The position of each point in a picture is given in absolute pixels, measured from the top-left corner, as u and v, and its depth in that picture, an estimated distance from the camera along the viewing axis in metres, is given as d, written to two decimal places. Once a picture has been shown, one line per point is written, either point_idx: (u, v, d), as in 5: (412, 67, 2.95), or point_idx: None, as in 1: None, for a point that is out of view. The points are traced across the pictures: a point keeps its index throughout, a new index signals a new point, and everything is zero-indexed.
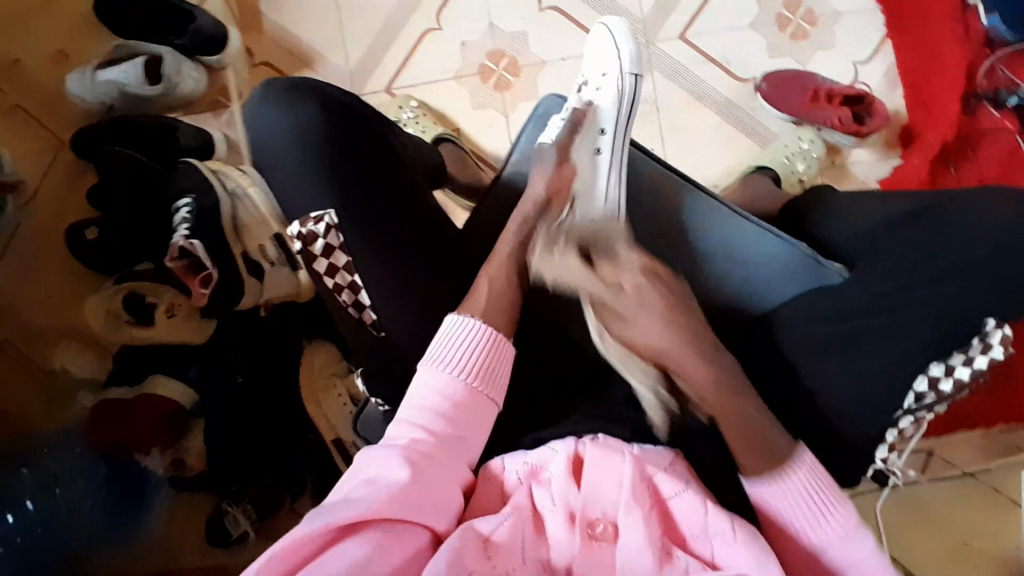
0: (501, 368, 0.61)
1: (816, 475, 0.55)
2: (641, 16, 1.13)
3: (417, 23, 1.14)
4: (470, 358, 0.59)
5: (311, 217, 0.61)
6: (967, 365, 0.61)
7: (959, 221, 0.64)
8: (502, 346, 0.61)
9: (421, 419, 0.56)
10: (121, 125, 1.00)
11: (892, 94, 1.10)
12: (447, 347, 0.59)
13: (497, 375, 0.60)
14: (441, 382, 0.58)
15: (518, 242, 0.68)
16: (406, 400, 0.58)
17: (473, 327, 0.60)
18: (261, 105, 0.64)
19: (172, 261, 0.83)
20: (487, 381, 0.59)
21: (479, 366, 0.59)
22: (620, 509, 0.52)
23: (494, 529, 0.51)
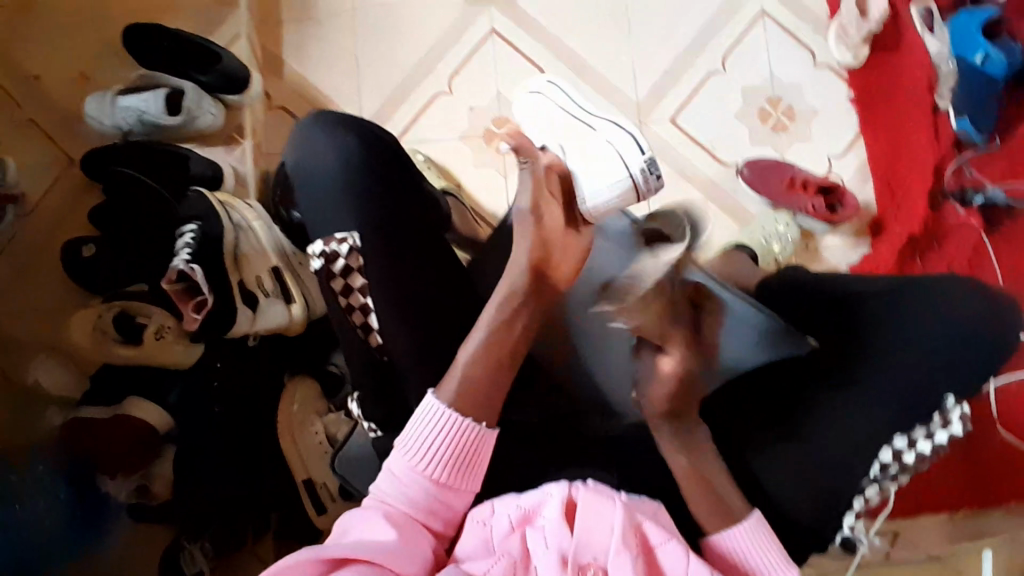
0: (475, 462, 0.61)
1: (767, 537, 0.60)
2: (636, 98, 1.22)
3: (429, 85, 1.22)
4: (438, 449, 0.60)
5: (335, 238, 0.67)
6: (927, 439, 0.64)
7: (931, 300, 0.68)
8: (479, 436, 0.61)
9: (397, 494, 0.59)
10: (134, 148, 1.03)
11: (863, 185, 1.20)
12: (418, 431, 0.61)
13: (468, 470, 0.61)
14: (408, 472, 0.60)
15: (490, 331, 0.63)
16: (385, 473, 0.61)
17: (438, 413, 0.61)
18: (310, 132, 0.71)
19: (168, 283, 0.84)
20: (456, 475, 0.60)
21: (450, 454, 0.60)
22: (610, 556, 0.52)
23: (485, 574, 0.53)
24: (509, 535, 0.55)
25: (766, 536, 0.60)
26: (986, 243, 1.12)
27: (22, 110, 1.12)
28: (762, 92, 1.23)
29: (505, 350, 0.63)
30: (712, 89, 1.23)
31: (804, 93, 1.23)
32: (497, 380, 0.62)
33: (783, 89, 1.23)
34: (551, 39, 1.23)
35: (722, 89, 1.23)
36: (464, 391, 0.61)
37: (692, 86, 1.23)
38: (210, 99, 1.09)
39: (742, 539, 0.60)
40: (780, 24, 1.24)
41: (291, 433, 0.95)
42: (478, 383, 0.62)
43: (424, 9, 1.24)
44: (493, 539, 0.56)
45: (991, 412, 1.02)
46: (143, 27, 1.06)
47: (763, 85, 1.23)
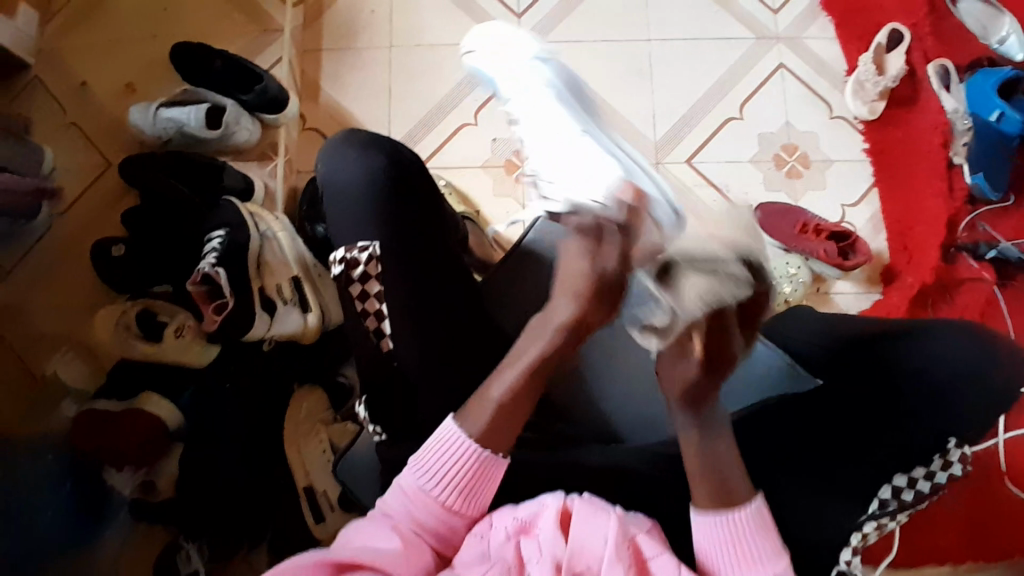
0: (486, 488, 0.60)
1: (763, 525, 0.58)
2: (654, 138, 1.26)
3: (456, 115, 1.27)
4: (455, 473, 0.59)
5: (357, 246, 0.70)
6: (927, 479, 0.64)
7: (939, 331, 0.70)
8: (493, 462, 0.61)
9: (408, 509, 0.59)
10: (171, 156, 1.07)
11: (876, 236, 1.21)
12: (438, 455, 0.60)
13: (477, 498, 0.60)
14: (418, 492, 0.59)
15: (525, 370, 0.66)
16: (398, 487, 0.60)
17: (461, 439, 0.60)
18: (340, 148, 0.75)
19: (193, 285, 0.89)
20: (466, 499, 0.59)
21: (466, 480, 0.60)
22: (604, 564, 0.53)
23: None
24: (504, 543, 0.55)
25: (760, 523, 0.58)
26: (998, 297, 1.13)
27: (68, 115, 1.19)
28: (777, 139, 1.26)
29: (538, 367, 0.66)
30: (729, 134, 1.26)
31: (819, 142, 1.26)
32: (524, 394, 0.65)
33: (799, 137, 1.26)
34: (575, 78, 1.29)
35: (738, 134, 1.26)
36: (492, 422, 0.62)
37: (710, 130, 1.26)
38: (248, 117, 1.14)
39: (731, 530, 0.58)
40: (798, 76, 1.29)
41: (295, 441, 0.98)
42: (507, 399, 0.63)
43: (457, 45, 1.30)
44: (489, 549, 0.56)
45: (999, 466, 1.01)
46: (188, 45, 1.13)
47: (779, 133, 1.26)
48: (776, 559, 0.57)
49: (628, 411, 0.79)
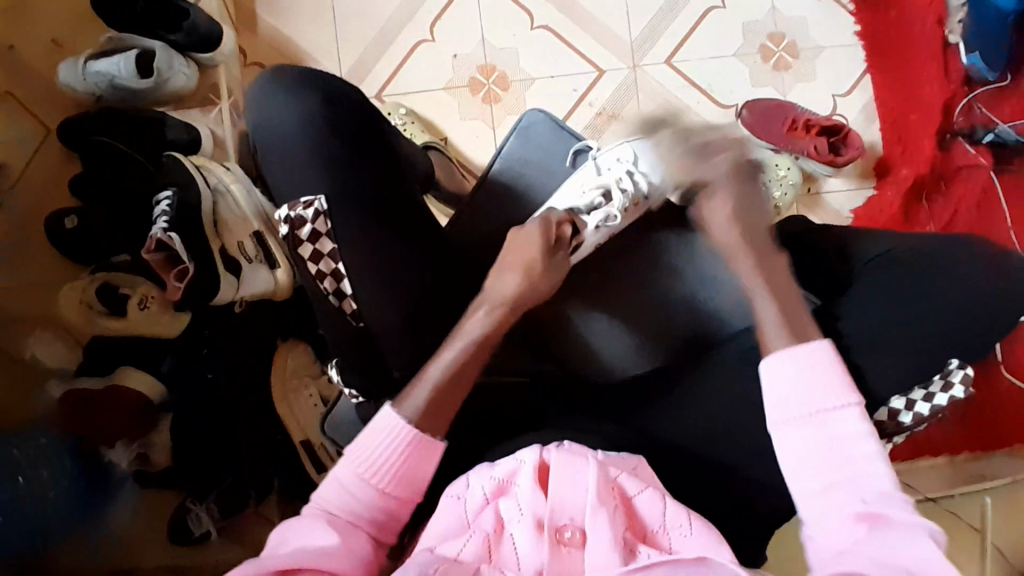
0: (421, 474, 0.59)
1: (835, 362, 0.60)
2: (630, 38, 1.15)
3: (410, 33, 1.16)
4: (387, 461, 0.58)
5: (301, 203, 0.64)
6: (926, 400, 0.67)
7: (950, 252, 0.68)
8: (428, 449, 0.59)
9: (344, 503, 0.57)
10: (105, 115, 0.99)
11: (869, 126, 1.14)
12: (373, 447, 0.58)
13: (416, 480, 0.58)
14: (359, 483, 0.57)
15: (470, 340, 0.65)
16: (328, 482, 0.58)
17: (398, 429, 0.59)
18: (267, 91, 0.68)
19: (147, 254, 0.81)
20: (405, 485, 0.58)
21: (399, 469, 0.58)
22: (586, 515, 0.53)
23: (459, 551, 0.53)
24: (484, 507, 0.56)
25: (830, 356, 0.60)
26: (995, 182, 1.07)
27: None
28: (763, 28, 1.15)
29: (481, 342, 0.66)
30: (710, 27, 1.15)
31: (809, 27, 1.15)
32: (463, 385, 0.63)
33: (786, 24, 1.15)
34: None
35: (722, 26, 1.15)
36: (442, 390, 0.62)
37: (690, 23, 1.15)
38: (181, 58, 1.04)
39: (806, 366, 0.60)
40: None
41: (286, 398, 0.98)
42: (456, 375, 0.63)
43: None
44: (467, 514, 0.56)
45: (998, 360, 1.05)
46: None
47: (765, 21, 1.15)
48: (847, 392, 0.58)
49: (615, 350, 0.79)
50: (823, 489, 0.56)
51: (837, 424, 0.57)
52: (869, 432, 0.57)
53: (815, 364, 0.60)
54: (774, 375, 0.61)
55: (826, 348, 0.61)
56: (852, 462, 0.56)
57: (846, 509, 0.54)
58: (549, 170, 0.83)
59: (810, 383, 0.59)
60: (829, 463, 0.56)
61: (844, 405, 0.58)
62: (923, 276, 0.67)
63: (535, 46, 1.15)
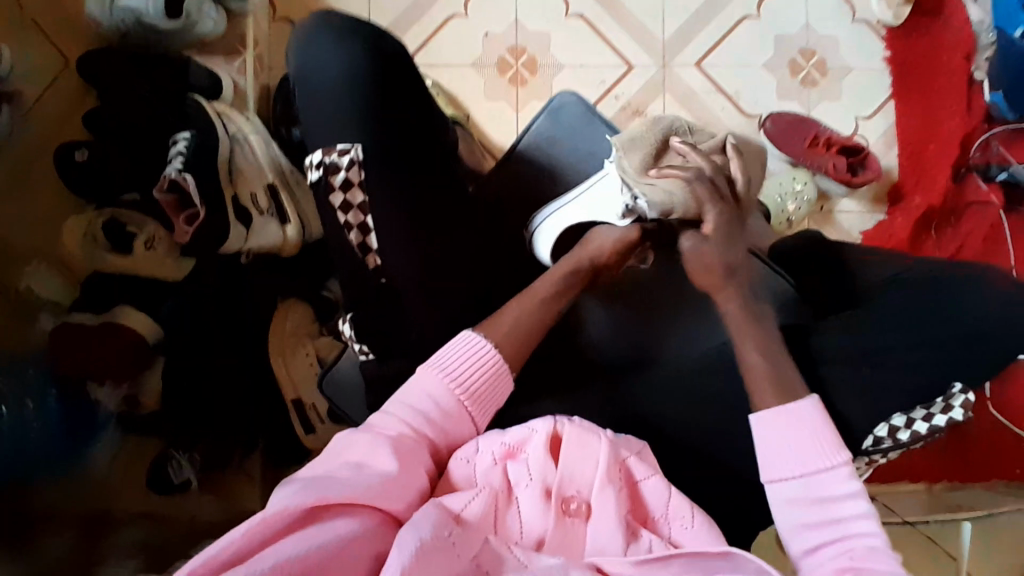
0: (494, 397, 0.63)
1: (823, 418, 0.60)
2: (663, 37, 1.15)
3: (444, 7, 1.15)
4: (468, 377, 0.62)
5: (337, 149, 0.64)
6: (926, 419, 0.67)
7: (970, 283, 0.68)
8: (504, 377, 0.64)
9: (408, 418, 0.58)
10: (132, 55, 0.97)
11: (888, 152, 1.15)
12: (454, 361, 0.62)
13: (489, 403, 0.62)
14: (436, 396, 0.60)
15: (558, 285, 0.71)
16: (397, 397, 0.60)
17: (481, 348, 0.63)
18: (312, 38, 0.67)
19: (159, 193, 0.82)
20: (480, 406, 0.61)
21: (476, 389, 0.62)
22: (594, 490, 0.55)
23: (464, 508, 0.53)
24: (491, 468, 0.56)
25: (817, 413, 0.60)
26: (1004, 222, 1.08)
27: None
28: (795, 42, 1.16)
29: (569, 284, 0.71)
30: (744, 34, 1.15)
31: (839, 48, 1.16)
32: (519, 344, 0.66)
33: (817, 42, 1.16)
34: None
35: (755, 35, 1.16)
36: (516, 335, 0.66)
37: (724, 29, 1.15)
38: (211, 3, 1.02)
39: (792, 423, 0.60)
40: None
41: (284, 356, 0.98)
42: (509, 326, 0.66)
43: None
44: (475, 474, 0.56)
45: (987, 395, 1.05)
46: None
47: (797, 36, 1.16)
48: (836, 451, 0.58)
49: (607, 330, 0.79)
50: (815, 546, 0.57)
51: (828, 484, 0.57)
52: (858, 489, 0.57)
53: (799, 419, 0.60)
54: (762, 439, 0.61)
55: (811, 404, 0.61)
56: (860, 538, 0.55)
57: (832, 564, 0.55)
58: (576, 147, 0.87)
59: (801, 442, 0.59)
60: (829, 538, 0.56)
61: (833, 465, 0.58)
62: (923, 302, 0.68)
63: (567, 33, 1.15)
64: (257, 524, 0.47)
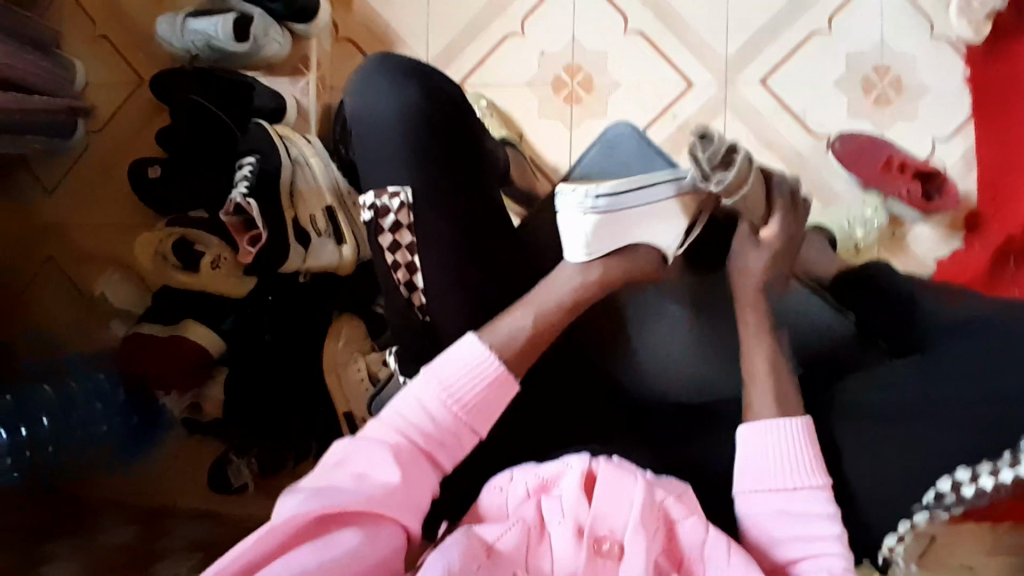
0: (495, 407, 0.60)
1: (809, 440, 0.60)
2: (725, 53, 1.11)
3: (501, 24, 1.15)
4: (468, 389, 0.59)
5: (388, 191, 0.66)
6: (992, 476, 0.57)
7: None
8: (506, 385, 0.61)
9: (403, 426, 0.58)
10: (199, 75, 1.01)
11: (967, 175, 1.07)
12: (453, 368, 0.59)
13: (490, 411, 0.60)
14: (439, 404, 0.58)
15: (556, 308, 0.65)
16: (395, 400, 0.59)
17: (483, 357, 0.60)
18: (368, 76, 0.68)
19: (226, 215, 0.87)
20: (477, 415, 0.59)
21: (474, 400, 0.59)
22: (627, 533, 0.54)
23: (498, 538, 0.54)
24: (524, 501, 0.57)
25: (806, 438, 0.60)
26: None
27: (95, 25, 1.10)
28: (868, 58, 1.09)
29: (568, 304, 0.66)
30: (813, 50, 1.10)
31: (918, 64, 1.09)
32: (528, 352, 0.62)
33: (893, 58, 1.09)
34: None
35: (824, 51, 1.10)
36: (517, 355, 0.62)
37: (789, 46, 1.10)
38: (277, 27, 1.06)
39: (772, 442, 0.60)
40: None
41: (335, 369, 0.98)
42: (522, 341, 0.62)
43: None
44: (508, 504, 0.57)
45: None
46: None
47: (871, 52, 1.09)
48: (813, 472, 0.59)
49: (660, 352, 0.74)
50: (781, 538, 0.58)
51: (806, 502, 0.58)
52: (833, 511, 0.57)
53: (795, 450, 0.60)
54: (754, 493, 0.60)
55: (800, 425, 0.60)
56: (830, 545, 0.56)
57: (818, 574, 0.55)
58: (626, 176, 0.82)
59: (787, 466, 0.59)
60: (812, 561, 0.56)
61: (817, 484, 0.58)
62: None
63: (625, 51, 1.12)
64: (264, 537, 0.50)
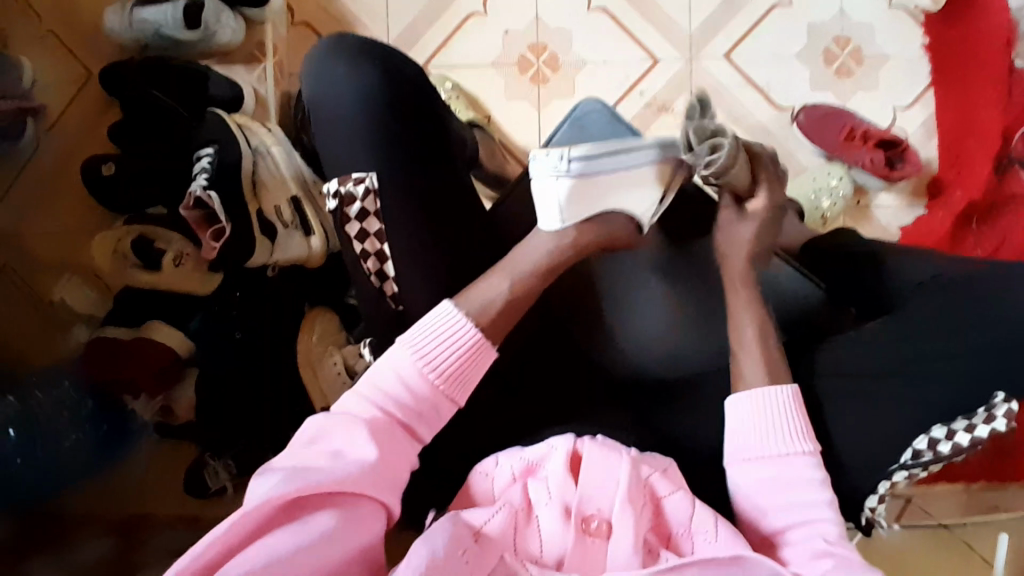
0: (473, 375, 0.59)
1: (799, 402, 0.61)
2: (689, 28, 1.11)
3: (463, 4, 1.13)
4: (447, 359, 0.58)
5: (352, 178, 0.64)
6: (968, 431, 0.60)
7: None
8: (484, 352, 0.60)
9: (378, 400, 0.57)
10: (150, 69, 0.97)
11: (928, 141, 1.10)
12: (430, 338, 0.58)
13: (469, 380, 0.59)
14: (417, 376, 0.57)
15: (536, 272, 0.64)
16: (369, 373, 0.58)
17: (460, 325, 0.59)
18: (325, 57, 0.65)
19: (186, 210, 0.83)
20: (455, 384, 0.58)
21: (454, 370, 0.58)
22: (614, 509, 0.54)
23: (485, 522, 0.54)
24: (511, 485, 0.57)
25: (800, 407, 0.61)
26: None
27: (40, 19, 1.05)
28: (829, 30, 1.10)
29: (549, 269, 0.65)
30: (774, 23, 1.11)
31: (877, 34, 1.10)
32: (508, 313, 0.61)
33: (852, 28, 1.10)
34: None
35: (785, 23, 1.11)
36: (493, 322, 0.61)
37: (752, 19, 1.11)
38: (230, 12, 1.02)
39: (765, 406, 0.61)
40: None
41: (311, 366, 0.95)
42: (500, 305, 0.61)
43: None
44: (495, 489, 0.57)
45: None
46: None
47: (831, 23, 1.10)
48: (806, 439, 0.59)
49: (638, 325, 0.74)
50: (768, 508, 0.58)
51: (795, 468, 0.58)
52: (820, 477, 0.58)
53: (790, 415, 0.60)
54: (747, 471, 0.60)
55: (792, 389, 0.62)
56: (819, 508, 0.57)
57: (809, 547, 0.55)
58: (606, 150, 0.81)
59: (781, 429, 0.60)
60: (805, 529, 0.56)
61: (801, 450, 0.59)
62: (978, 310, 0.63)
63: (589, 28, 1.11)
64: (238, 522, 0.49)
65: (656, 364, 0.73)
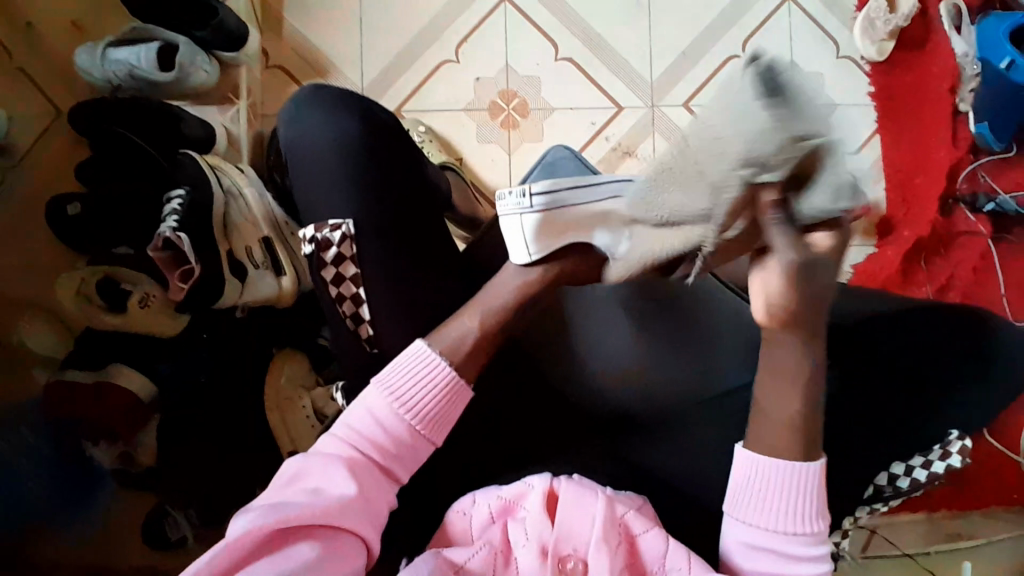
0: (449, 415, 0.60)
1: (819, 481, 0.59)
2: (651, 77, 1.17)
3: (436, 52, 1.17)
4: (421, 398, 0.59)
5: (329, 224, 0.65)
6: (925, 466, 0.68)
7: None
8: (458, 392, 0.61)
9: (355, 441, 0.57)
10: (121, 104, 0.94)
11: (877, 185, 1.16)
12: (402, 375, 0.59)
13: (446, 420, 0.60)
14: (392, 414, 0.58)
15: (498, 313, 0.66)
16: (345, 416, 0.59)
17: (431, 363, 0.60)
18: (300, 108, 0.68)
19: (154, 250, 0.82)
20: (432, 426, 0.59)
21: (428, 409, 0.59)
22: (590, 549, 0.54)
23: (466, 559, 0.55)
24: (489, 525, 0.57)
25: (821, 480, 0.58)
26: (992, 251, 1.11)
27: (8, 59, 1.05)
28: None
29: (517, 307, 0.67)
30: (731, 73, 1.17)
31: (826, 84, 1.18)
32: (475, 353, 0.63)
33: None
34: (564, 8, 1.17)
35: None
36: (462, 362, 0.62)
37: (709, 70, 1.17)
38: (205, 55, 1.04)
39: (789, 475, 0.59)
40: (807, 12, 1.18)
41: (278, 409, 0.98)
42: (470, 343, 0.63)
43: None
44: (472, 528, 0.57)
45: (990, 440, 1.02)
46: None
47: None
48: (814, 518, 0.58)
49: (604, 348, 0.75)
50: (735, 544, 0.60)
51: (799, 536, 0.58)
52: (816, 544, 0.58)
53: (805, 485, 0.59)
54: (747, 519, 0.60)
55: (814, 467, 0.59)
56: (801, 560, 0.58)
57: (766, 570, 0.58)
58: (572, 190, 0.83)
59: (789, 500, 0.58)
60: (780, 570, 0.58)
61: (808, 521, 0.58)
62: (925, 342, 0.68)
63: (557, 76, 1.16)
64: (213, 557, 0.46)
65: (625, 395, 0.73)
